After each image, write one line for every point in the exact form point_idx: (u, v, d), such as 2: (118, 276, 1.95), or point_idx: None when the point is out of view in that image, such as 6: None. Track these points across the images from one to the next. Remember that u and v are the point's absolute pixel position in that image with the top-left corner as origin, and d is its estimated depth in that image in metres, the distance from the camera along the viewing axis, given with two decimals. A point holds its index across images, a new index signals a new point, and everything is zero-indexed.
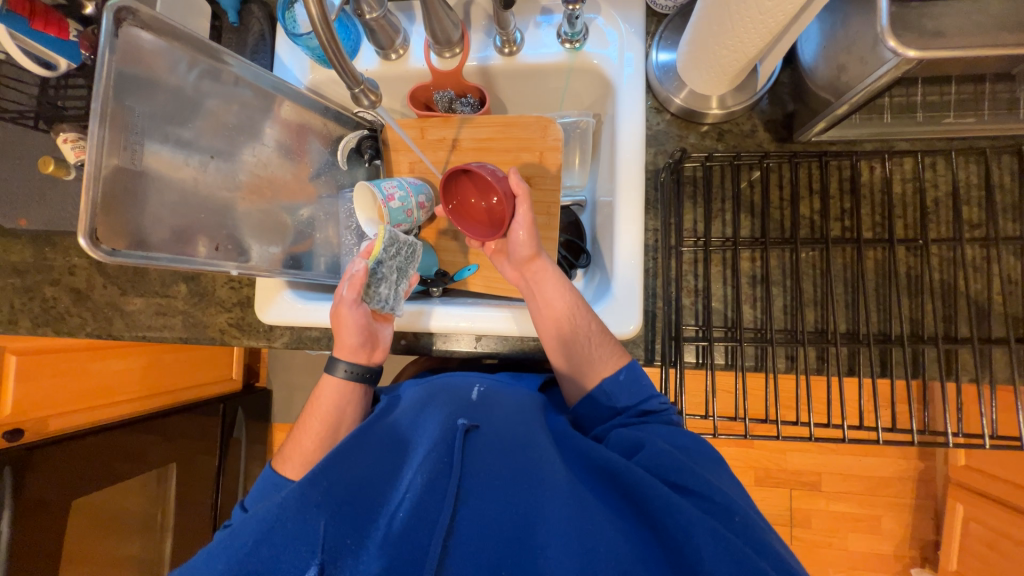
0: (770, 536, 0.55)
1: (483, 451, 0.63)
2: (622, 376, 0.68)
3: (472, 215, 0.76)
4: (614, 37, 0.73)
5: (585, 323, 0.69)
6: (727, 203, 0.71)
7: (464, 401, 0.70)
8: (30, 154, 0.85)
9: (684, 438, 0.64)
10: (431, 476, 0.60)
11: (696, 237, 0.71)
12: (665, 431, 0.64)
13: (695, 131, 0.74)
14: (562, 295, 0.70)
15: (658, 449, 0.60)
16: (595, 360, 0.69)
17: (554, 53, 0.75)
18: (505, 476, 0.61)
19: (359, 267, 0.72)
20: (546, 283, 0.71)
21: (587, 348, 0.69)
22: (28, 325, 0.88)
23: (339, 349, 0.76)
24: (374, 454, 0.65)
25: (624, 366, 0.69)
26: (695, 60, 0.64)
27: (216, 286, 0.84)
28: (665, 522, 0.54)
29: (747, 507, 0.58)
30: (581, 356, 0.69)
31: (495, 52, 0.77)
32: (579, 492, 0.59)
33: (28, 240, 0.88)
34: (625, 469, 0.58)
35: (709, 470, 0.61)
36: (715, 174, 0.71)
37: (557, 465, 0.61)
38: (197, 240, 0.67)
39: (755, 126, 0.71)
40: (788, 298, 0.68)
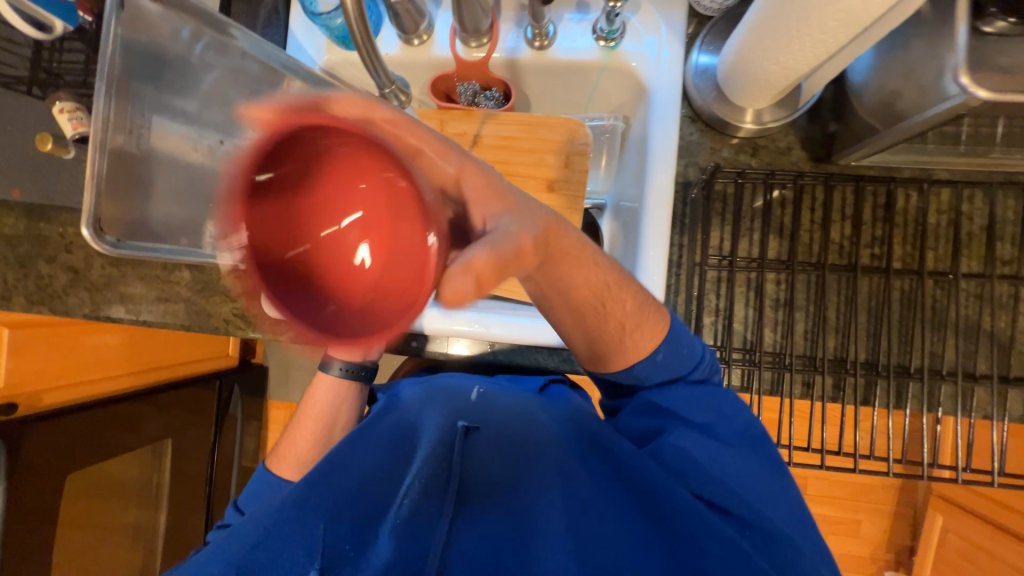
0: (796, 534, 0.53)
1: (482, 452, 0.63)
2: (660, 356, 0.56)
3: (337, 267, 0.35)
4: (652, 37, 0.70)
5: (621, 301, 0.53)
6: (756, 220, 0.68)
7: (462, 400, 0.69)
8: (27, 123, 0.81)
9: (726, 409, 0.57)
10: (427, 481, 0.60)
11: (721, 255, 0.69)
12: (703, 407, 0.57)
13: (728, 144, 0.70)
14: (587, 278, 0.50)
15: (680, 442, 0.57)
16: (629, 345, 0.55)
17: (587, 50, 0.71)
18: (504, 476, 0.61)
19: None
20: (563, 243, 0.47)
21: (627, 334, 0.55)
22: (23, 302, 0.85)
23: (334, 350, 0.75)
24: (373, 456, 0.64)
25: (666, 340, 0.56)
26: (738, 70, 0.61)
27: (221, 274, 0.81)
28: (672, 524, 0.54)
29: (777, 498, 0.55)
30: (609, 344, 0.55)
31: (525, 44, 0.72)
32: (576, 490, 0.59)
33: (23, 212, 0.84)
34: (634, 468, 0.57)
35: (743, 454, 0.56)
36: (746, 191, 0.68)
37: (553, 464, 0.62)
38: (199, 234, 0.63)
39: (793, 144, 0.68)
40: (810, 323, 0.67)
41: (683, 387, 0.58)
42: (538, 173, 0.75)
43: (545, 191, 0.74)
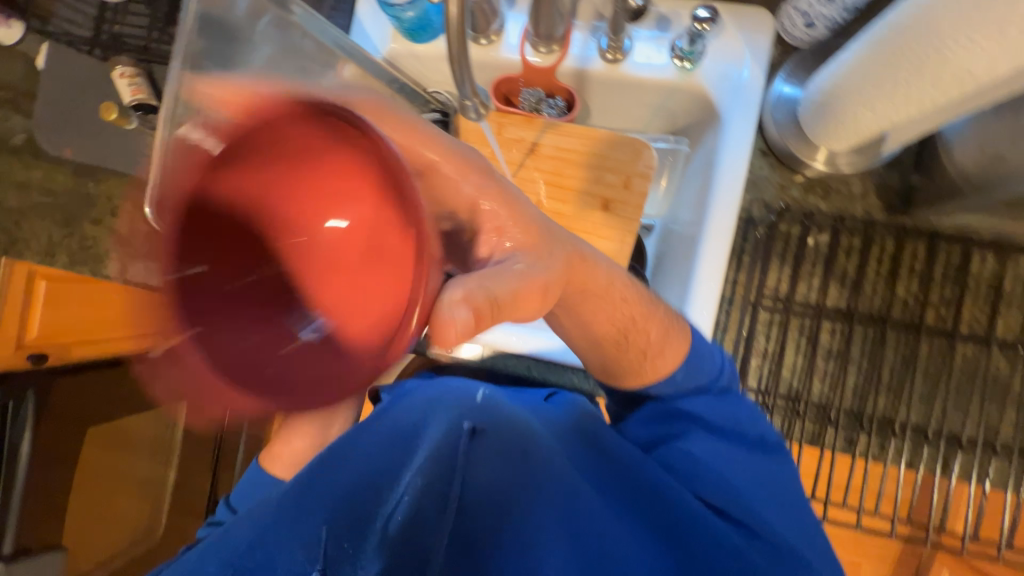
0: (808, 538, 0.54)
1: (491, 452, 0.57)
2: (680, 375, 0.54)
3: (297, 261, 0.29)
4: (731, 60, 0.67)
5: (646, 332, 0.50)
6: (818, 266, 0.65)
7: (464, 397, 0.63)
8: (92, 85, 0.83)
9: (748, 420, 0.57)
10: (433, 475, 0.57)
11: (777, 297, 0.66)
12: (727, 415, 0.56)
13: (796, 182, 0.67)
14: (611, 314, 0.49)
15: (699, 450, 0.55)
16: (650, 360, 0.53)
17: (662, 67, 0.69)
18: (513, 475, 0.56)
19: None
20: (606, 286, 0.47)
21: (648, 359, 0.52)
22: (64, 262, 0.86)
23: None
24: (393, 441, 0.60)
25: (688, 359, 0.54)
26: (824, 112, 0.58)
27: None
28: (680, 532, 0.53)
29: (796, 503, 0.55)
30: (625, 365, 0.53)
31: (597, 56, 0.70)
32: (583, 488, 0.56)
33: (72, 171, 0.86)
34: (637, 477, 0.55)
35: (762, 459, 0.56)
36: (811, 234, 0.66)
37: (560, 461, 0.57)
38: None
39: (867, 190, 0.65)
40: (862, 378, 0.64)
41: (708, 399, 0.56)
42: (593, 190, 0.73)
43: (599, 210, 0.72)
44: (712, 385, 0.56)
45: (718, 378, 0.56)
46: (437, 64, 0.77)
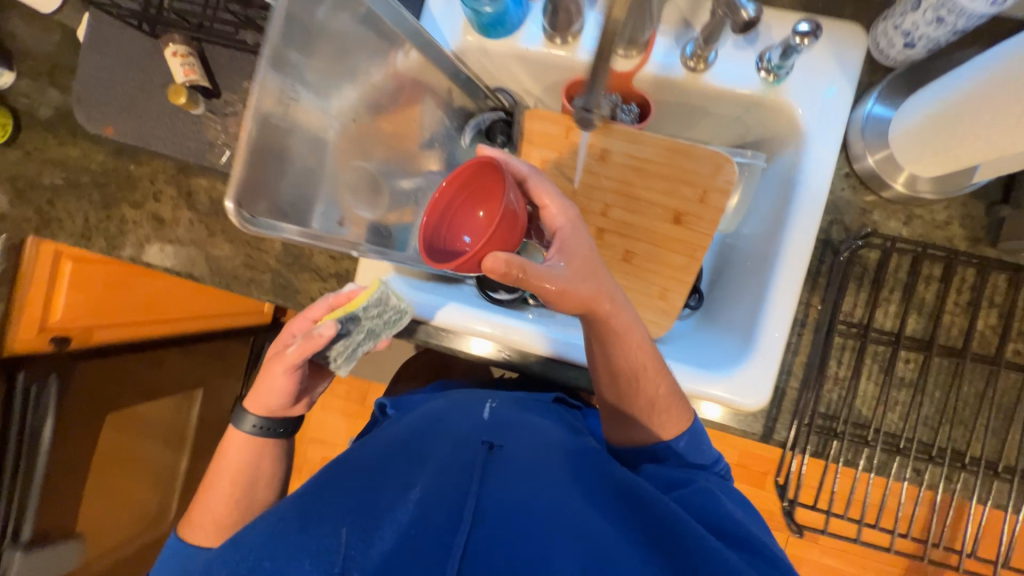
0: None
1: (506, 475, 0.62)
2: (683, 441, 0.64)
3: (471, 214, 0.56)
4: (820, 78, 0.65)
5: (655, 384, 0.62)
6: (897, 293, 0.64)
7: (478, 420, 0.70)
8: (140, 63, 0.80)
9: (730, 484, 0.65)
10: (445, 491, 0.59)
11: (853, 323, 0.65)
12: (713, 475, 0.64)
13: (877, 207, 0.66)
14: (637, 356, 0.61)
15: (706, 493, 0.60)
16: (659, 417, 0.64)
17: (747, 80, 0.66)
18: (525, 498, 0.59)
19: (321, 329, 0.63)
20: (632, 333, 0.60)
21: (662, 412, 0.63)
22: (103, 245, 0.82)
23: (253, 403, 0.78)
24: (406, 462, 0.65)
25: (690, 428, 0.65)
26: (925, 136, 0.56)
27: (314, 251, 0.76)
28: (687, 557, 0.53)
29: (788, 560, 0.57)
30: (638, 415, 0.64)
31: (680, 63, 0.67)
32: (584, 506, 0.59)
33: (114, 151, 0.82)
34: (638, 492, 0.58)
35: (748, 513, 0.62)
36: (891, 261, 0.64)
37: (563, 481, 0.61)
38: (318, 212, 0.57)
39: (951, 218, 0.64)
40: (934, 409, 0.63)
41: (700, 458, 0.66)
42: (667, 202, 0.71)
43: (670, 223, 0.71)
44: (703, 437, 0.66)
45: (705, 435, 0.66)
46: (507, 61, 0.75)
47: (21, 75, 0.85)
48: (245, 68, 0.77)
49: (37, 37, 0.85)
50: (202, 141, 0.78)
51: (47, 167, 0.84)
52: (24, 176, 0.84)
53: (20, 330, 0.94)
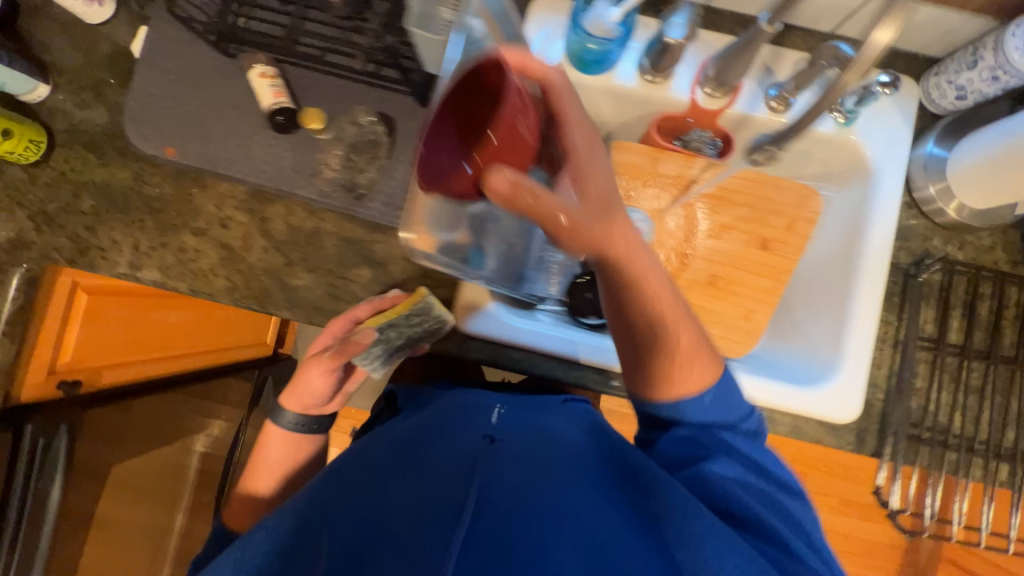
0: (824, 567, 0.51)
1: (511, 467, 0.55)
2: (709, 398, 0.55)
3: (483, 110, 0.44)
4: (883, 121, 0.73)
5: (676, 334, 0.54)
6: (962, 311, 0.72)
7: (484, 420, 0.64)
8: (207, 81, 0.75)
9: (762, 453, 0.58)
10: (444, 488, 0.51)
11: (928, 339, 0.72)
12: (748, 447, 0.57)
13: (937, 234, 0.74)
14: (658, 302, 0.54)
15: (722, 473, 0.54)
16: (686, 369, 0.55)
17: (822, 122, 0.74)
18: (528, 488, 0.52)
19: (362, 334, 0.68)
20: (649, 282, 0.53)
21: (675, 362, 0.55)
22: (155, 275, 0.74)
23: (290, 401, 0.94)
24: (394, 457, 0.58)
25: (719, 381, 0.56)
26: (986, 172, 0.66)
27: (406, 279, 0.74)
28: (682, 543, 0.48)
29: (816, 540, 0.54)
30: (658, 366, 0.55)
31: (763, 105, 0.74)
32: (589, 499, 0.53)
33: (172, 173, 0.75)
34: (656, 481, 0.53)
35: (778, 487, 0.56)
36: (954, 282, 0.73)
37: (570, 475, 0.55)
38: (479, 240, 0.68)
39: (995, 244, 0.74)
40: (999, 413, 0.71)
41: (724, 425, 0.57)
42: (751, 229, 0.76)
43: (757, 248, 0.76)
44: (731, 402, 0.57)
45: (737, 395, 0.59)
46: (596, 97, 0.77)
47: (58, 89, 0.77)
48: (330, 91, 0.75)
49: (79, 48, 0.77)
50: (279, 164, 0.74)
51: (88, 189, 0.75)
52: (59, 199, 0.75)
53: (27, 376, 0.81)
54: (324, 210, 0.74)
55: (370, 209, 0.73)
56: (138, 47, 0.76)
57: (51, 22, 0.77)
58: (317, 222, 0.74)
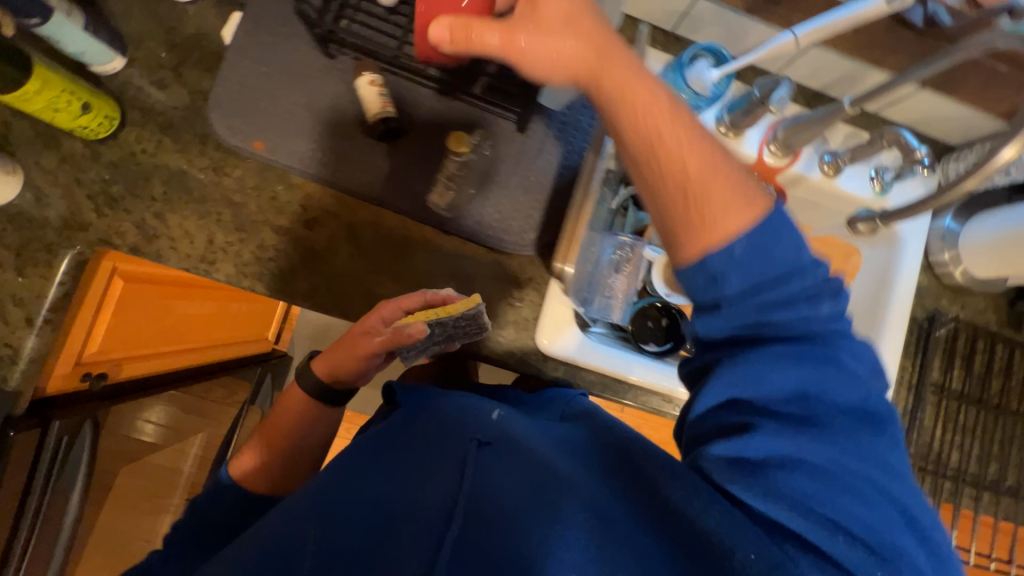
0: (842, 558, 0.43)
1: (500, 469, 0.52)
2: (740, 249, 0.47)
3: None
4: (910, 194, 0.85)
5: (682, 165, 0.48)
6: (962, 361, 0.85)
7: (486, 416, 0.59)
8: (303, 79, 0.74)
9: (821, 384, 0.48)
10: (432, 501, 0.49)
11: (936, 384, 0.84)
12: (789, 375, 0.47)
13: (945, 295, 0.87)
14: (662, 140, 0.48)
15: (780, 442, 0.46)
16: (716, 204, 0.48)
17: (864, 189, 0.84)
18: (494, 490, 0.50)
19: (410, 327, 0.64)
20: (642, 94, 0.49)
21: (694, 200, 0.48)
22: (231, 271, 0.72)
23: (320, 361, 0.77)
24: (366, 480, 0.54)
25: (762, 225, 0.47)
26: (994, 247, 0.79)
27: (491, 296, 0.76)
28: (709, 546, 0.44)
29: (868, 516, 0.45)
30: (676, 213, 0.49)
31: (817, 168, 0.83)
32: (601, 499, 0.49)
33: (257, 167, 0.73)
34: (684, 479, 0.48)
35: (823, 440, 0.47)
36: (957, 337, 0.86)
37: (581, 476, 0.51)
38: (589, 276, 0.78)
39: (987, 307, 0.87)
40: (986, 450, 0.84)
41: (755, 337, 0.49)
42: None
43: None
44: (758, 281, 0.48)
45: (793, 281, 0.48)
46: None
47: (133, 63, 0.72)
48: (430, 105, 0.76)
49: (162, 24, 0.73)
50: (373, 171, 0.74)
51: (160, 174, 0.71)
52: (124, 181, 0.70)
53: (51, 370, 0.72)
54: (414, 222, 0.75)
55: (463, 225, 0.75)
56: (230, 32, 0.73)
57: None
58: (406, 232, 0.75)
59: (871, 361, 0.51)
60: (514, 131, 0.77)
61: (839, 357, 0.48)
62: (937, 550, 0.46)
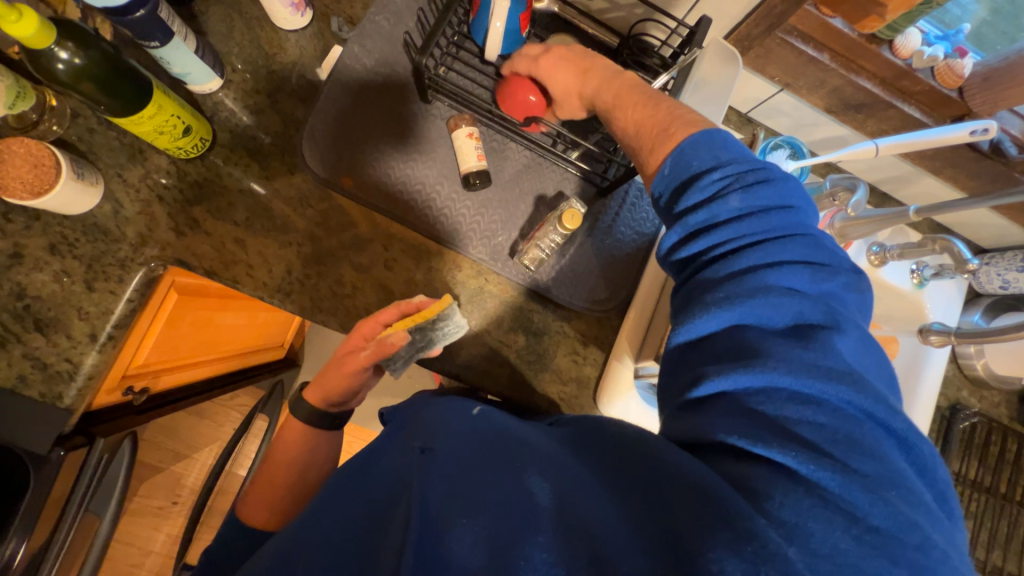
0: (796, 466, 0.38)
1: (452, 465, 0.48)
2: (667, 170, 0.54)
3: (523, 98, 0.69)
4: (942, 291, 0.92)
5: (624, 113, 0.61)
6: (978, 452, 0.91)
7: (463, 413, 0.59)
8: (397, 121, 0.75)
9: (751, 310, 0.45)
10: (386, 509, 0.48)
11: (956, 474, 0.89)
12: (720, 305, 0.46)
13: (964, 388, 0.94)
14: (628, 116, 0.61)
15: (728, 382, 0.43)
16: (657, 143, 0.57)
17: (905, 281, 0.90)
18: (455, 473, 0.47)
19: (392, 335, 0.63)
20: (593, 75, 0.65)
21: (657, 143, 0.56)
22: (305, 305, 0.71)
23: (312, 393, 0.73)
24: (360, 496, 0.52)
25: (694, 146, 0.53)
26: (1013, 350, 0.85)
27: (557, 353, 0.78)
28: (686, 503, 0.39)
29: (839, 431, 0.39)
30: (634, 148, 0.60)
31: (865, 257, 0.89)
32: (565, 473, 0.46)
33: (342, 203, 0.74)
34: (655, 445, 0.44)
35: (763, 363, 0.42)
36: (976, 429, 0.92)
37: (557, 459, 0.49)
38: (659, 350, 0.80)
39: (1001, 401, 0.94)
40: (1000, 542, 0.89)
41: (702, 280, 0.49)
42: None
43: None
44: (678, 211, 0.53)
45: (709, 210, 0.50)
46: None
47: (229, 85, 0.72)
48: (517, 160, 0.78)
49: (260, 51, 0.73)
50: (456, 218, 0.76)
51: (243, 200, 0.71)
52: (206, 202, 0.70)
53: (100, 388, 0.69)
54: (493, 272, 0.77)
55: (537, 281, 0.77)
56: (329, 67, 0.74)
57: (232, 13, 0.73)
58: (482, 280, 0.77)
59: (794, 261, 0.47)
60: (595, 196, 0.80)
61: (764, 280, 0.46)
62: (919, 458, 0.41)
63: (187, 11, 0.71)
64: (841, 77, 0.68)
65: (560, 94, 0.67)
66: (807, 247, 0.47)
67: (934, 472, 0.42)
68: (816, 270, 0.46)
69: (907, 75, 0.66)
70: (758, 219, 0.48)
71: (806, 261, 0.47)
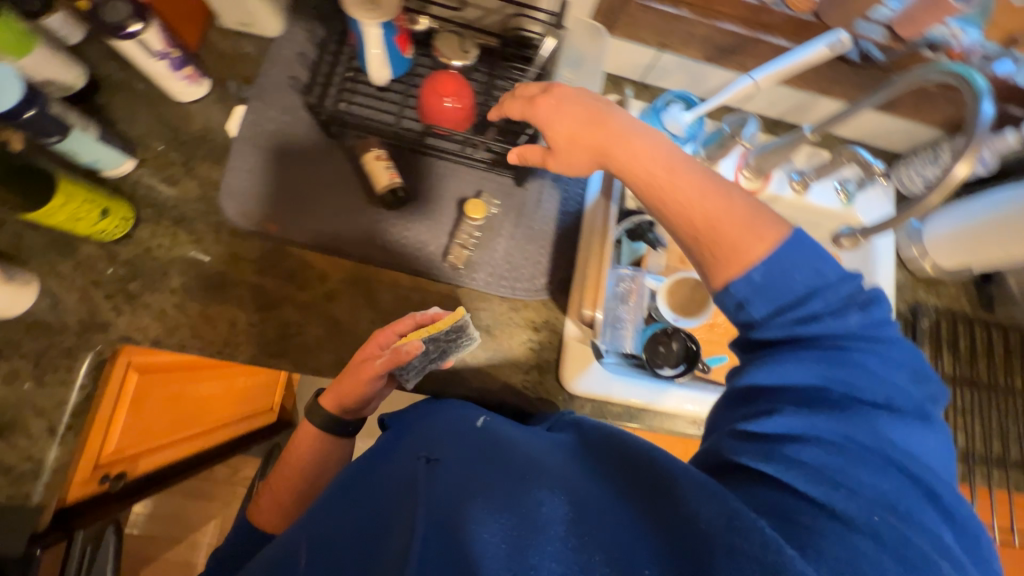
0: (854, 519, 0.38)
1: (452, 481, 0.47)
2: (756, 275, 0.47)
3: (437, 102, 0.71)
4: (870, 202, 0.94)
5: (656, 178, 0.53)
6: (948, 347, 0.92)
7: (467, 428, 0.57)
8: (306, 161, 0.78)
9: (844, 378, 0.44)
10: (381, 518, 0.48)
11: (931, 372, 0.90)
12: (810, 367, 0.45)
13: (919, 288, 0.95)
14: (677, 193, 0.52)
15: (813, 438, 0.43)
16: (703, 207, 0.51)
17: (833, 202, 0.93)
18: (464, 481, 0.47)
19: (405, 345, 0.61)
20: (634, 142, 0.55)
21: (711, 229, 0.50)
22: (254, 352, 0.73)
23: (326, 400, 0.69)
24: (346, 510, 0.52)
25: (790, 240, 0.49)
26: (952, 241, 0.86)
27: (513, 343, 0.79)
28: (707, 539, 0.38)
29: (899, 502, 0.40)
30: (683, 217, 0.52)
31: (789, 188, 0.92)
32: (578, 485, 0.45)
33: (272, 249, 0.76)
34: (679, 471, 0.43)
35: (839, 422, 0.43)
36: (940, 326, 0.93)
37: (565, 468, 0.47)
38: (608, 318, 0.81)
39: (959, 294, 0.95)
40: (990, 430, 0.89)
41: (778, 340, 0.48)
42: None
43: None
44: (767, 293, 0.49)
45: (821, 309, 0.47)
46: None
47: (143, 163, 0.75)
48: (430, 171, 0.81)
49: (167, 126, 0.77)
50: (389, 242, 0.78)
51: (177, 266, 0.73)
52: (140, 276, 0.72)
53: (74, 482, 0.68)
54: (430, 281, 0.79)
55: (476, 280, 0.79)
56: (234, 125, 0.77)
57: (136, 97, 0.77)
58: (424, 291, 0.79)
59: (894, 362, 0.46)
60: (513, 186, 0.83)
61: (858, 360, 0.45)
62: (971, 543, 0.42)
63: (93, 105, 0.75)
64: (704, 26, 0.72)
65: (567, 139, 0.58)
66: (908, 356, 0.47)
67: (981, 557, 0.42)
68: (918, 376, 0.46)
69: (763, 10, 0.71)
70: (873, 325, 0.47)
71: (908, 367, 0.46)
